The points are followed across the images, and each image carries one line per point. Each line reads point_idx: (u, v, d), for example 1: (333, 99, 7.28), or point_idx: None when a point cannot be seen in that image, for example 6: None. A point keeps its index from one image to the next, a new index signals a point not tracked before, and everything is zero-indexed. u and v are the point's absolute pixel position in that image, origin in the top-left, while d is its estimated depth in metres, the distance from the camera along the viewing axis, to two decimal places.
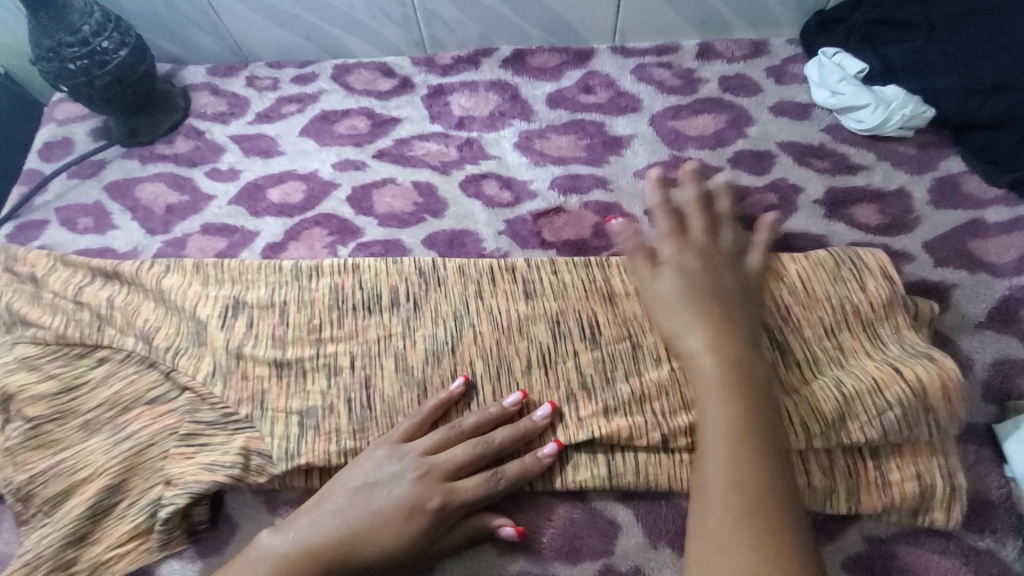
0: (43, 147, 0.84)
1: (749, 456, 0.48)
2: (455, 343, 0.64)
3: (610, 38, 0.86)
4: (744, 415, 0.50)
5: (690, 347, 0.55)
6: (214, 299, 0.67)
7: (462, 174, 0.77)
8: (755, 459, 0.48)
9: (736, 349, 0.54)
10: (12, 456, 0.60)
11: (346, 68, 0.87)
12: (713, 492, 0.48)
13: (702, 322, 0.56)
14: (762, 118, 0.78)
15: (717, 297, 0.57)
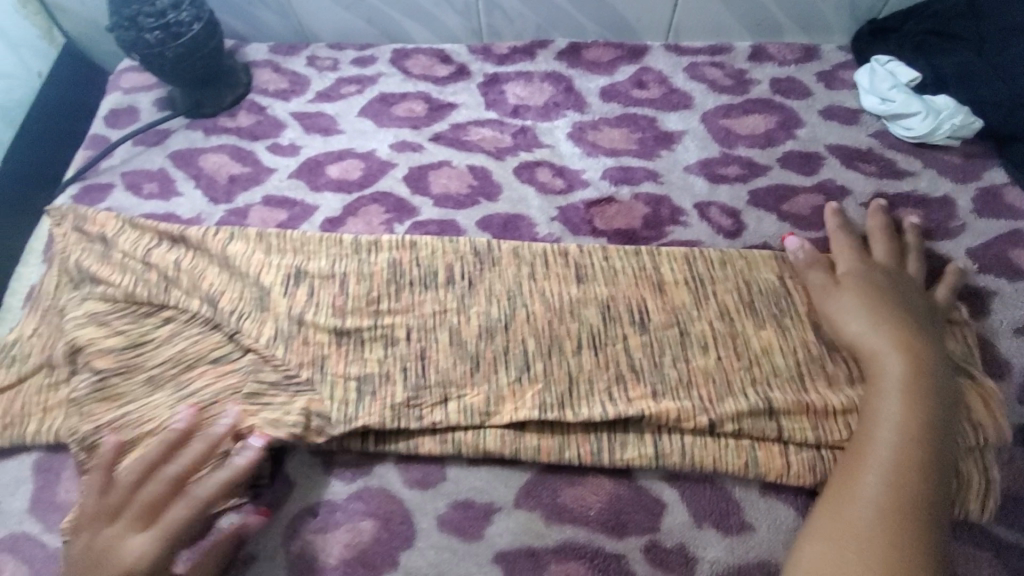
0: (109, 114, 0.86)
1: (911, 461, 0.51)
2: (509, 322, 0.66)
3: (664, 36, 0.88)
4: (917, 418, 0.54)
5: (876, 347, 0.58)
6: (277, 268, 0.70)
7: (516, 161, 0.79)
8: (918, 462, 0.51)
9: (922, 356, 0.57)
10: (79, 406, 0.62)
11: (404, 53, 0.90)
12: (870, 476, 0.52)
13: (891, 327, 0.59)
14: (812, 120, 0.79)
15: (900, 307, 0.60)
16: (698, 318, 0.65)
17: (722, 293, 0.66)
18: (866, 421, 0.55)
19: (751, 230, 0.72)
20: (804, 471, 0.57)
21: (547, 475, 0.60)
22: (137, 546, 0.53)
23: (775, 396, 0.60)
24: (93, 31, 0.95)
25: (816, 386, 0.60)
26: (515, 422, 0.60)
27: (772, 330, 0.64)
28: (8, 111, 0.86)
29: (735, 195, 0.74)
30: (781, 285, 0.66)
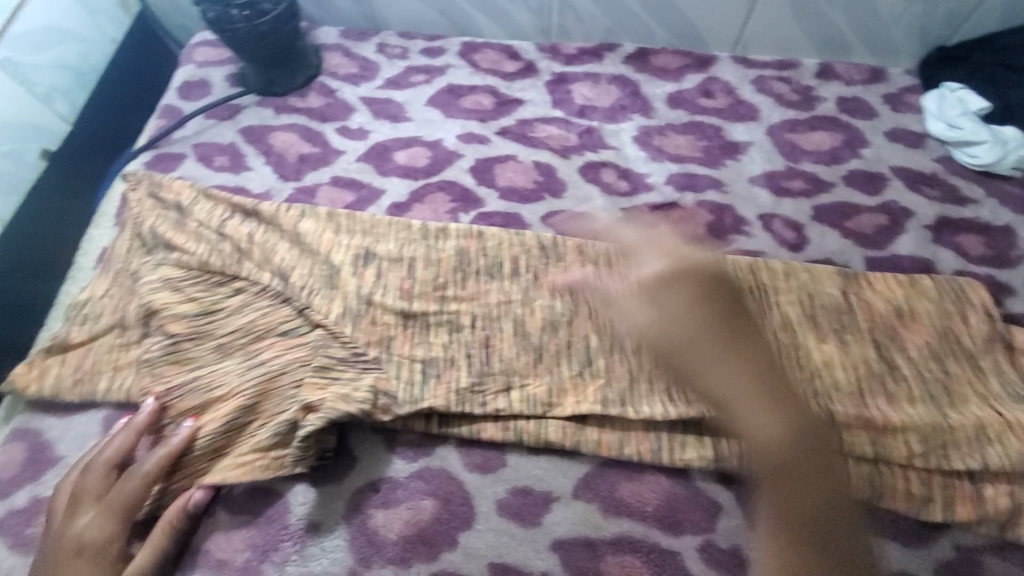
0: (182, 86, 0.88)
1: None
2: (572, 317, 0.67)
3: (732, 47, 0.89)
4: None
5: None
6: (346, 247, 0.71)
7: (581, 160, 0.81)
8: None
9: None
10: (151, 367, 0.63)
11: (473, 47, 0.92)
12: None
13: None
14: (877, 141, 0.81)
15: None
16: (760, 326, 0.66)
17: (784, 304, 0.67)
18: None
19: (814, 244, 0.73)
20: (861, 484, 0.58)
21: (605, 469, 0.60)
22: (89, 526, 0.53)
23: (835, 409, 0.60)
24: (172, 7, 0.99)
25: (875, 402, 0.61)
26: (577, 415, 0.62)
27: (833, 344, 0.65)
28: (84, 75, 0.88)
29: (798, 209, 0.75)
30: (842, 300, 0.67)
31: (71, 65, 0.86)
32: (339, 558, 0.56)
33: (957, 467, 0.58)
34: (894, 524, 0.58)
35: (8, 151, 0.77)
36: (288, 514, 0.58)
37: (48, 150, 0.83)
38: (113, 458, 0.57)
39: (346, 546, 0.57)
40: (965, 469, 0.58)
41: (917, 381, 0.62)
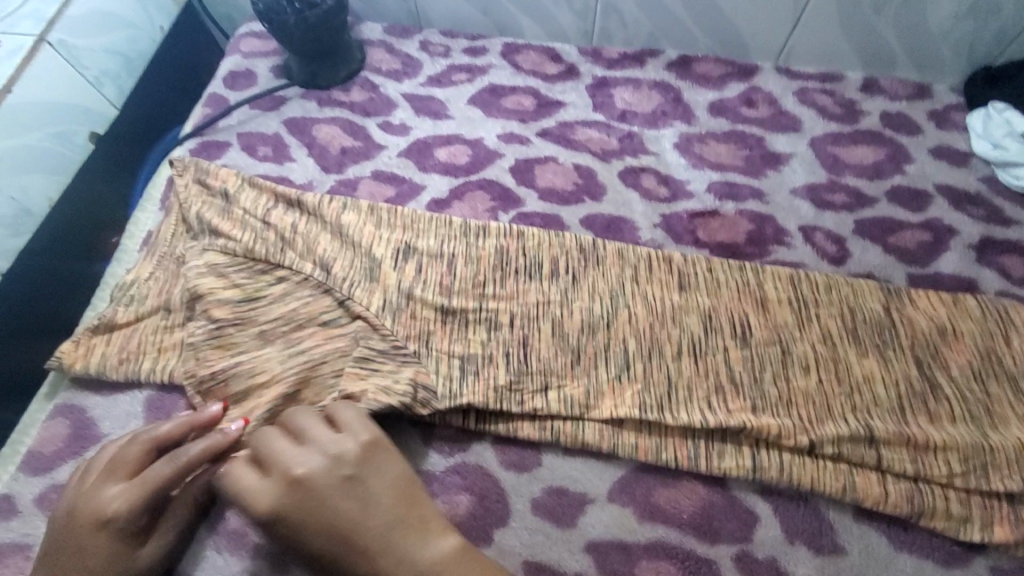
0: (228, 75, 0.90)
1: None
2: (611, 320, 0.67)
3: (775, 57, 0.89)
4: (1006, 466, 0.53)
5: None
6: (387, 241, 0.72)
7: (622, 164, 0.81)
8: None
9: None
10: (195, 350, 0.64)
11: (515, 48, 0.93)
12: None
13: None
14: (921, 158, 0.80)
15: None
16: (801, 338, 0.65)
17: (825, 318, 0.67)
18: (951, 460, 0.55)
19: (855, 259, 0.72)
20: (901, 501, 0.57)
21: (641, 474, 0.61)
22: (116, 498, 0.52)
23: (876, 425, 0.60)
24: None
25: (916, 419, 0.60)
26: (615, 419, 0.61)
27: (874, 359, 0.64)
28: (132, 61, 0.89)
29: (840, 222, 0.75)
30: (885, 315, 0.67)
31: (121, 50, 0.87)
32: None
33: (999, 489, 0.57)
34: (932, 543, 0.57)
35: (58, 134, 0.78)
36: None
37: (96, 133, 0.84)
38: (159, 438, 0.56)
39: None
40: (1009, 491, 0.57)
41: (960, 400, 0.62)
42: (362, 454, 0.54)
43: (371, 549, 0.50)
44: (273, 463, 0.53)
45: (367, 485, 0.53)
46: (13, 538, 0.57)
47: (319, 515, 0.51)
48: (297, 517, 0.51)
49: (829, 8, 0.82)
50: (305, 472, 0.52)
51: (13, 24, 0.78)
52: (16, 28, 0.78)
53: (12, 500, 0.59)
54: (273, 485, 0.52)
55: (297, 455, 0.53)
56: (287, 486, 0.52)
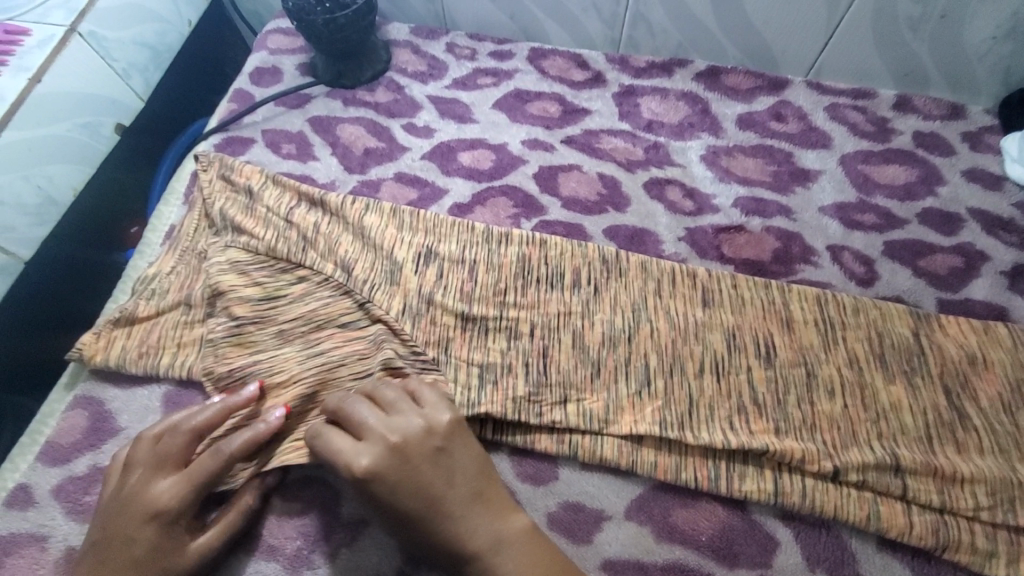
0: (254, 71, 0.90)
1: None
2: (632, 334, 0.66)
3: (805, 72, 0.88)
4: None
5: None
6: (409, 244, 0.71)
7: (647, 175, 0.80)
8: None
9: None
10: (215, 347, 0.63)
11: (542, 53, 0.92)
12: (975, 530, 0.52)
13: None
14: (952, 180, 0.79)
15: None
16: (826, 361, 0.64)
17: (852, 341, 0.65)
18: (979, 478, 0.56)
19: (884, 281, 0.71)
20: (926, 533, 0.56)
21: (660, 493, 0.60)
22: (167, 491, 0.52)
23: (903, 453, 0.58)
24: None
25: (943, 449, 0.59)
26: (634, 435, 0.60)
27: (901, 386, 0.63)
28: (161, 54, 0.89)
29: (868, 243, 0.74)
30: (913, 341, 0.65)
31: (150, 43, 0.87)
32: (387, 556, 0.55)
33: None
34: None
35: (86, 124, 0.78)
36: (340, 506, 0.58)
37: (122, 124, 0.83)
38: (201, 427, 0.56)
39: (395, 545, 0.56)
40: None
41: (989, 432, 0.60)
42: (451, 429, 0.55)
43: (458, 518, 0.52)
44: (364, 428, 0.54)
45: (455, 459, 0.54)
46: (29, 529, 0.57)
47: (412, 477, 0.52)
48: (393, 480, 0.52)
49: (864, 25, 0.80)
50: (400, 439, 0.53)
51: (44, 15, 0.78)
52: (48, 18, 0.78)
53: (29, 490, 0.59)
54: (369, 447, 0.53)
55: (388, 420, 0.54)
56: (383, 447, 0.52)
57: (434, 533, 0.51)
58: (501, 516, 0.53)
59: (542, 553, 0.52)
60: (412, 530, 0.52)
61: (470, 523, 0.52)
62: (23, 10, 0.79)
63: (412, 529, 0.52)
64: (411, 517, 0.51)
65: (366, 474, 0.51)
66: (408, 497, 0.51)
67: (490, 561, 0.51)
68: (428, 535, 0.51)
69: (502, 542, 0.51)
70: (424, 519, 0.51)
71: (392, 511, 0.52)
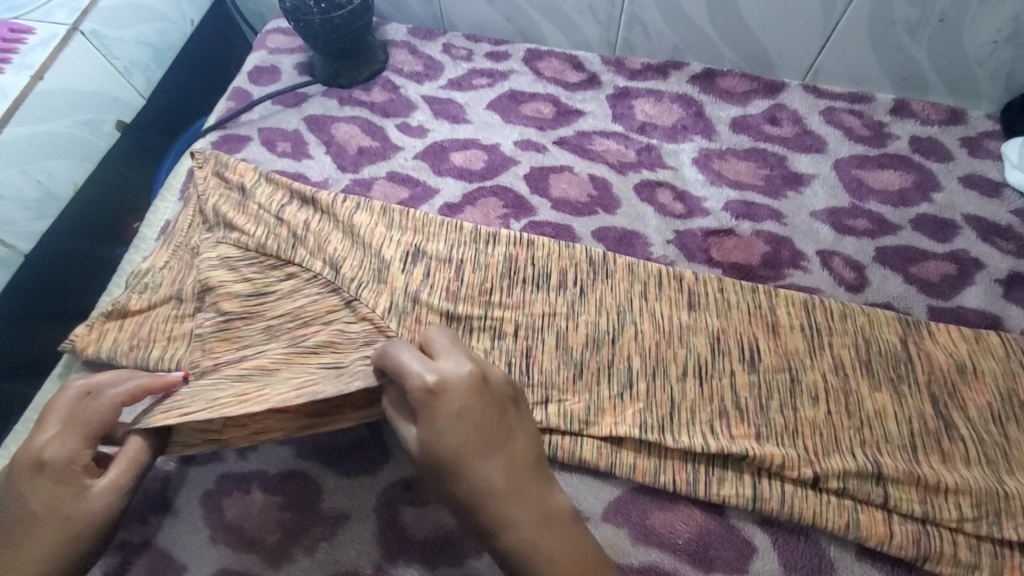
0: (253, 70, 0.91)
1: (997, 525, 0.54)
2: (616, 336, 0.66)
3: (802, 75, 0.87)
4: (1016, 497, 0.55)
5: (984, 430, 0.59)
6: (398, 243, 0.71)
7: (638, 177, 0.80)
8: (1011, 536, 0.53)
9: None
10: (203, 342, 0.64)
11: (538, 54, 0.92)
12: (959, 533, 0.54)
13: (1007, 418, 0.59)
14: (950, 186, 0.78)
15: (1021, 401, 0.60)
16: (811, 367, 0.64)
17: (837, 347, 0.65)
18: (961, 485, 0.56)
19: (874, 287, 0.70)
20: (906, 543, 0.55)
21: (638, 496, 0.60)
22: (65, 444, 0.51)
23: (885, 462, 0.58)
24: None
25: (927, 457, 0.58)
26: (614, 437, 0.61)
27: (887, 393, 0.62)
28: (162, 52, 0.91)
29: (860, 249, 0.73)
30: (901, 348, 0.65)
31: (152, 42, 0.89)
32: (366, 551, 0.56)
33: (1013, 538, 0.54)
34: None
35: (88, 121, 0.80)
36: (320, 499, 0.59)
37: (123, 121, 0.85)
38: (97, 384, 0.55)
39: (374, 540, 0.57)
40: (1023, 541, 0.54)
41: (976, 442, 0.59)
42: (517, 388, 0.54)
43: (512, 476, 0.49)
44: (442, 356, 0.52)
45: (521, 416, 0.53)
46: None
47: (482, 412, 0.50)
48: (458, 408, 0.49)
49: (861, 29, 0.79)
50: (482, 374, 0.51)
51: (48, 13, 0.80)
52: (51, 17, 0.79)
53: None
54: (447, 368, 0.50)
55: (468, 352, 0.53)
56: (466, 371, 0.50)
57: (484, 479, 0.48)
58: (549, 491, 0.50)
59: (575, 541, 0.49)
60: (458, 470, 0.48)
61: (521, 483, 0.49)
62: (28, 8, 0.81)
63: (462, 467, 0.48)
64: (468, 452, 0.48)
65: (438, 392, 0.49)
66: (469, 429, 0.48)
67: (530, 532, 0.48)
68: (478, 478, 0.48)
69: (548, 513, 0.49)
70: (479, 460, 0.48)
71: (447, 442, 0.48)
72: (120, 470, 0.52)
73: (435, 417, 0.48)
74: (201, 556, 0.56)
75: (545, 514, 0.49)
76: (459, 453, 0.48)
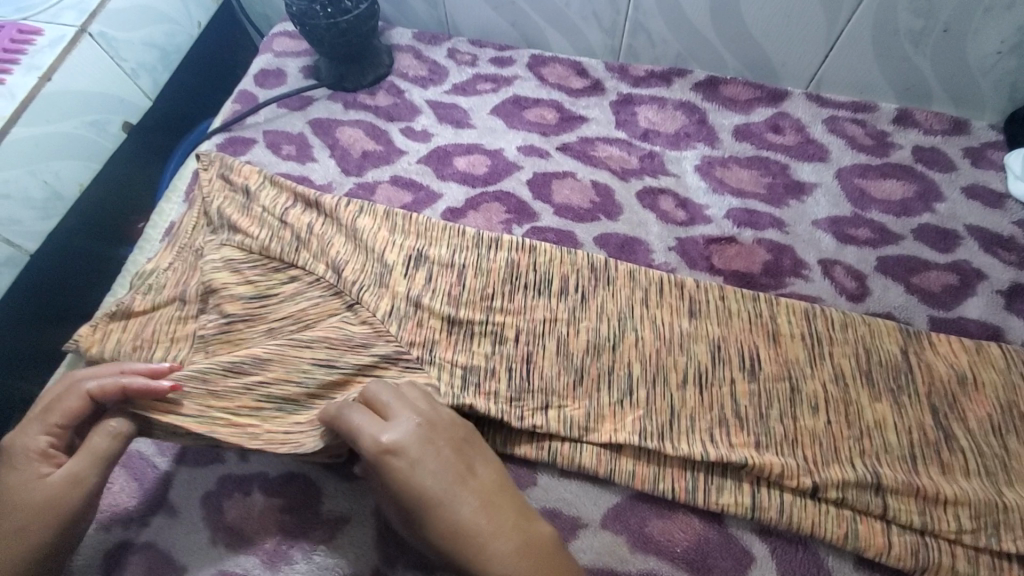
0: (259, 73, 0.92)
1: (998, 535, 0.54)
2: (617, 342, 0.66)
3: (806, 84, 0.87)
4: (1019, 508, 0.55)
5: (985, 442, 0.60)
6: (400, 247, 0.72)
7: (640, 184, 0.80)
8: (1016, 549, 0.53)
9: None
10: (206, 344, 0.65)
11: (542, 60, 0.93)
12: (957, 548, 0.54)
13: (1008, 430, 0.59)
14: (952, 197, 0.78)
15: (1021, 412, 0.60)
16: (811, 376, 0.64)
17: (838, 356, 0.65)
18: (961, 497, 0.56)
19: (875, 297, 0.70)
20: (905, 554, 0.55)
21: (636, 503, 0.60)
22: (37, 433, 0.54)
23: (884, 472, 0.58)
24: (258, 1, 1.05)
25: (926, 469, 0.58)
26: (613, 444, 0.61)
27: (886, 404, 0.62)
28: (169, 55, 0.91)
29: (862, 258, 0.73)
30: (901, 358, 0.65)
31: (160, 44, 0.89)
32: (365, 555, 0.56)
33: (1012, 550, 0.54)
34: None
35: (94, 122, 0.80)
36: (320, 503, 0.59)
37: (129, 122, 0.86)
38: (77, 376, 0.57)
39: (374, 543, 0.57)
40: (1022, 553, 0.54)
41: (975, 454, 0.59)
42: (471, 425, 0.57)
43: (485, 511, 0.52)
44: (391, 409, 0.55)
45: (477, 456, 0.55)
46: None
47: (436, 463, 0.53)
48: (415, 456, 0.52)
49: (866, 38, 0.79)
50: (431, 422, 0.55)
51: (56, 15, 0.80)
52: (59, 18, 0.79)
53: None
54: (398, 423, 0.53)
55: (413, 402, 0.56)
56: (410, 427, 0.53)
57: (454, 527, 0.51)
58: (523, 522, 0.52)
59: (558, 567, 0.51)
60: (431, 524, 0.51)
61: (495, 513, 0.52)
62: (37, 9, 0.81)
63: (432, 519, 0.51)
64: (432, 503, 0.51)
65: (389, 452, 0.52)
66: (426, 481, 0.51)
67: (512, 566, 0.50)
68: (449, 526, 0.51)
69: (527, 544, 0.51)
70: (446, 510, 0.51)
71: (412, 497, 0.51)
72: (79, 459, 0.53)
73: (393, 477, 0.51)
74: (202, 558, 0.56)
75: (523, 544, 0.51)
76: (425, 502, 0.51)
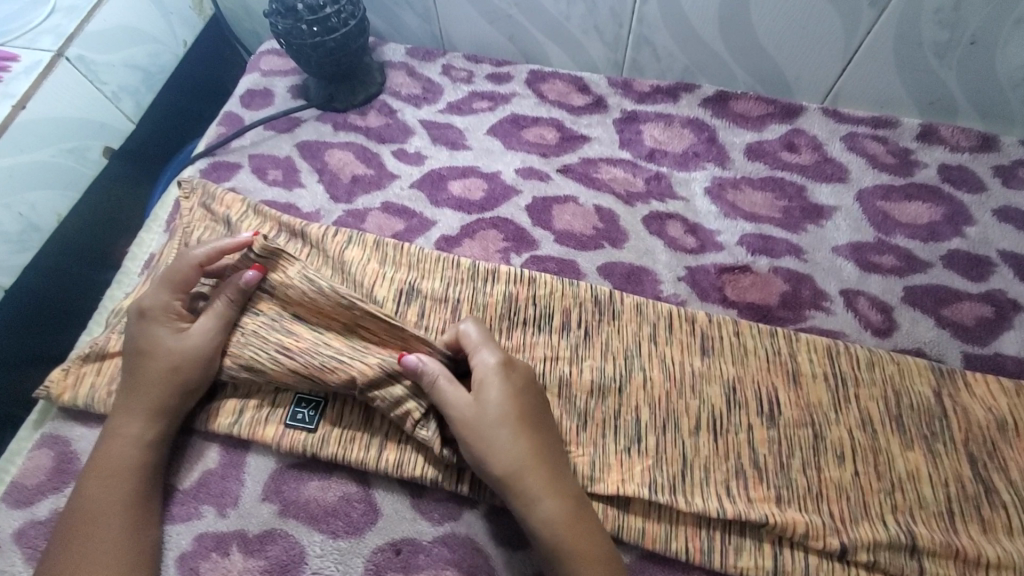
0: (246, 93, 0.88)
1: None
2: (623, 384, 0.61)
3: (822, 98, 0.82)
4: None
5: None
6: (390, 281, 0.67)
7: (646, 210, 0.75)
8: None
9: None
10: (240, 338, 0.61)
11: (542, 76, 0.88)
12: None
13: None
14: (983, 220, 0.73)
15: None
16: (835, 422, 0.58)
17: (865, 400, 0.59)
18: (1008, 557, 0.51)
19: (902, 331, 0.65)
20: None
21: (647, 564, 0.54)
22: (162, 295, 0.60)
23: (920, 531, 0.52)
24: (245, 17, 1.01)
25: (964, 527, 0.53)
26: (621, 498, 0.56)
27: (921, 453, 0.57)
28: (152, 76, 0.88)
29: (887, 288, 0.68)
30: (935, 402, 0.59)
31: (143, 65, 0.86)
32: None
33: None
34: None
35: (72, 150, 0.77)
36: (303, 565, 0.54)
37: (111, 147, 0.83)
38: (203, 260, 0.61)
39: None
40: None
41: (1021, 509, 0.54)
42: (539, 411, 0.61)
43: (549, 456, 0.53)
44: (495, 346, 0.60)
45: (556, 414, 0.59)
46: None
47: (526, 394, 0.55)
48: (518, 378, 0.56)
49: (887, 51, 0.74)
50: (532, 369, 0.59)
51: (34, 39, 0.76)
52: (37, 43, 0.76)
53: None
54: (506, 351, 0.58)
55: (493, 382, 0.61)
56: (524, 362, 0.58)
57: (526, 450, 0.52)
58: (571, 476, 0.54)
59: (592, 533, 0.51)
60: (504, 434, 0.52)
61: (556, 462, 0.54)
62: (13, 34, 0.77)
63: (514, 435, 0.53)
64: (514, 422, 0.53)
65: (504, 365, 0.56)
66: (515, 403, 0.54)
67: (558, 509, 0.51)
68: (520, 449, 0.52)
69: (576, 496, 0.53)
70: (528, 433, 0.53)
71: (501, 407, 0.53)
72: (209, 319, 0.60)
73: (491, 385, 0.54)
74: None
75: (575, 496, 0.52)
76: (511, 419, 0.53)
